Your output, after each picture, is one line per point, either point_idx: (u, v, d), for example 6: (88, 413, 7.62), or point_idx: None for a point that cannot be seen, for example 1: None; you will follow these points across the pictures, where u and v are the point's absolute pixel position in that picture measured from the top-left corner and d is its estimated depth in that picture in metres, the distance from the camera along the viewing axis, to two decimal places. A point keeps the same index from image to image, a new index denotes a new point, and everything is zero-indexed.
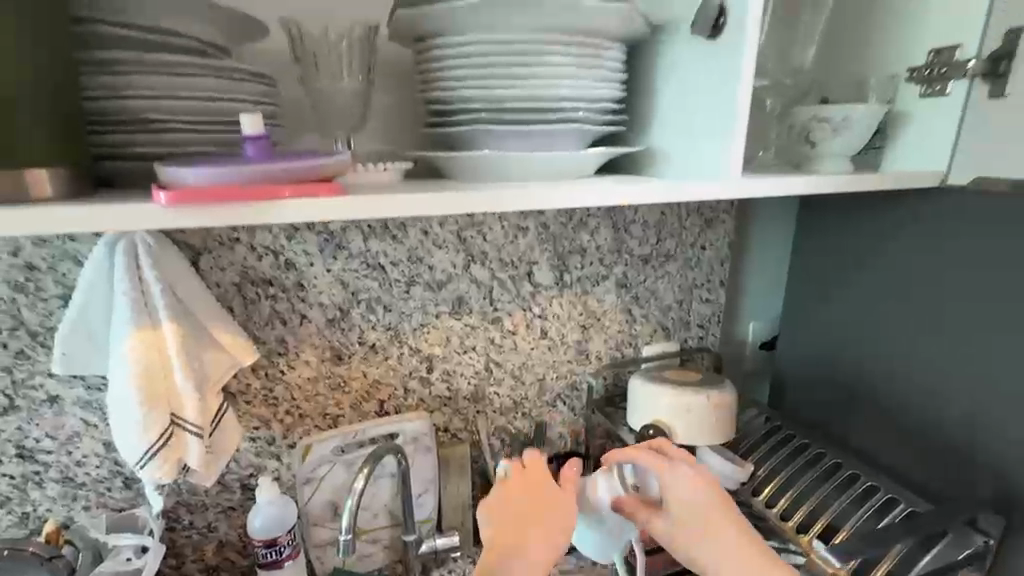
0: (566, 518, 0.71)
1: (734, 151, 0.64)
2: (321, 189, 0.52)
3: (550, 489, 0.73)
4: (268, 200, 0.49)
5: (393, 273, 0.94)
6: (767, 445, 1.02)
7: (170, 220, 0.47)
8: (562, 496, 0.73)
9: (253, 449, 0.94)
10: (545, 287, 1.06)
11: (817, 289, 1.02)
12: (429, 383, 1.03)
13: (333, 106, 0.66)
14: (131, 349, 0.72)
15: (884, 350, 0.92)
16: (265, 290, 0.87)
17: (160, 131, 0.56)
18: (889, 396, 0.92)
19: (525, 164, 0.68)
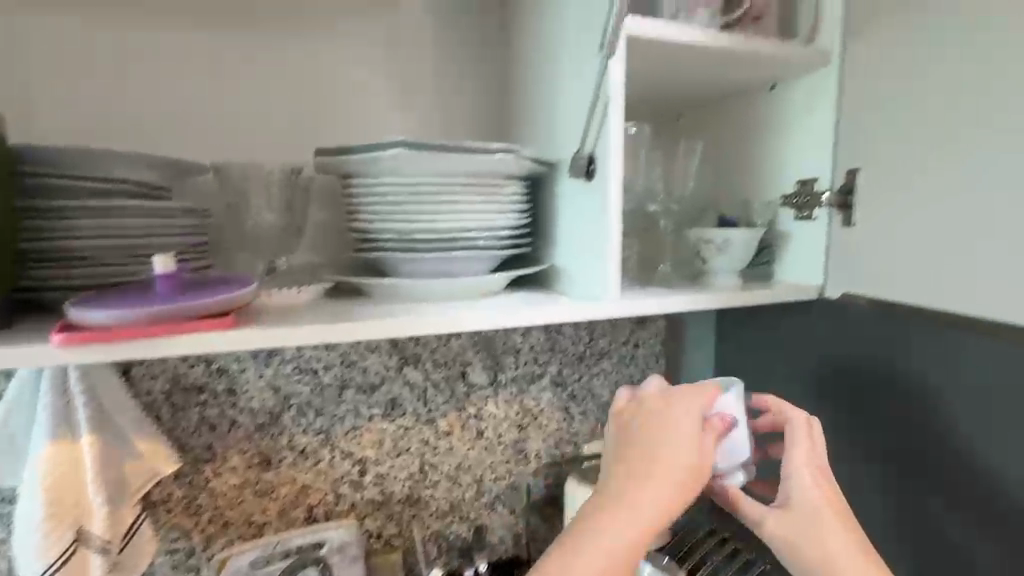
0: (672, 464, 0.65)
1: (613, 275, 0.69)
2: (216, 325, 0.57)
3: (658, 440, 0.66)
4: (163, 337, 0.54)
5: (325, 377, 0.97)
6: None
7: (77, 358, 0.52)
8: (671, 463, 0.65)
9: (170, 562, 0.91)
10: (479, 387, 1.09)
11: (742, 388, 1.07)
12: (361, 487, 1.02)
13: (257, 237, 0.75)
14: (44, 464, 0.73)
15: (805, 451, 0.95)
16: (195, 397, 0.90)
17: (87, 263, 0.62)
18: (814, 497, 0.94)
19: (432, 286, 0.76)
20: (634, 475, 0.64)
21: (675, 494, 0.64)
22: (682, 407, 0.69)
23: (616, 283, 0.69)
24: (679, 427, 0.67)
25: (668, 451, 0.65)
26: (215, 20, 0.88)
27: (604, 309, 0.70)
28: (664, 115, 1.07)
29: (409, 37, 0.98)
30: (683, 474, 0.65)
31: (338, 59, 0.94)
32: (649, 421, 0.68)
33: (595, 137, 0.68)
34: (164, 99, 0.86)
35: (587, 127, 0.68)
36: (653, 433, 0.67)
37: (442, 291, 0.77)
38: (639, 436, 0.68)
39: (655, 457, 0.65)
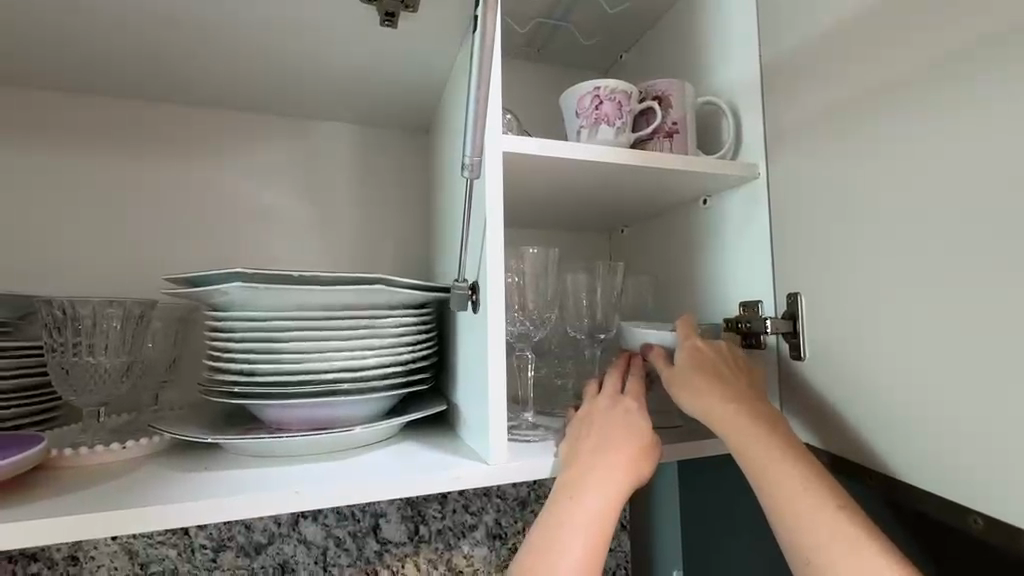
0: (624, 447, 0.59)
1: (496, 427, 0.57)
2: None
3: (616, 419, 0.62)
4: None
5: (197, 537, 0.81)
6: None
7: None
8: (624, 444, 0.59)
9: None
10: (395, 543, 0.91)
11: (716, 548, 0.94)
12: None
13: (90, 388, 0.61)
14: None
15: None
16: (25, 566, 0.74)
17: None
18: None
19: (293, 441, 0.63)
20: (584, 461, 0.58)
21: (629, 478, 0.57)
22: (634, 391, 0.66)
23: (501, 436, 0.57)
24: (637, 420, 0.62)
25: (621, 439, 0.60)
26: (128, 148, 0.87)
27: (484, 476, 0.58)
28: (603, 228, 1.02)
29: (333, 158, 0.97)
30: (629, 455, 0.58)
31: (254, 180, 0.92)
32: (602, 405, 0.64)
33: (474, 266, 0.60)
34: (60, 226, 0.83)
35: (464, 255, 0.60)
36: (597, 407, 0.64)
37: (306, 444, 0.64)
38: (587, 409, 0.65)
39: (604, 437, 0.60)
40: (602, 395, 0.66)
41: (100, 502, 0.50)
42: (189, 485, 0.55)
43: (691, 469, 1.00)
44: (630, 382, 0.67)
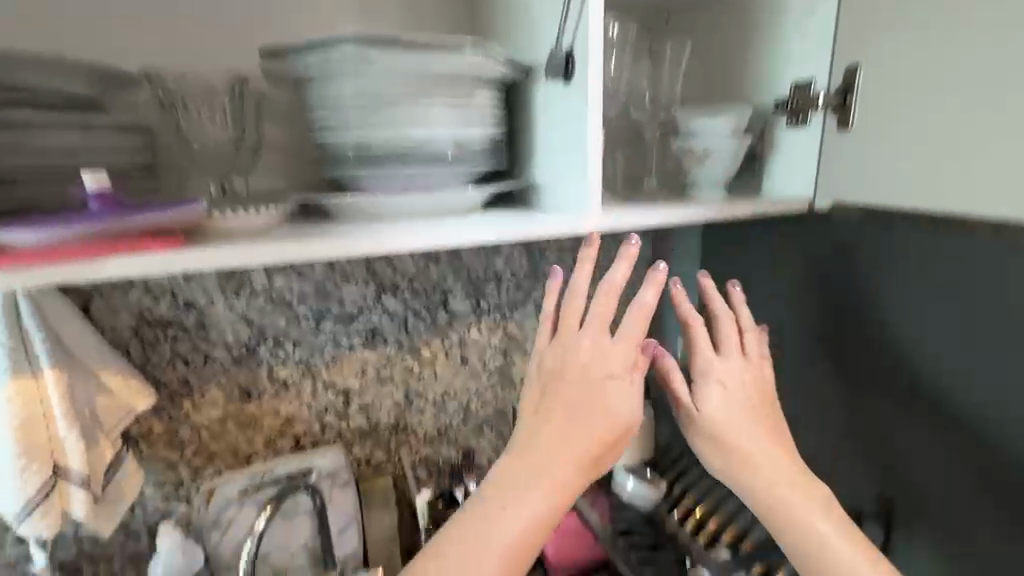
0: (598, 421, 0.65)
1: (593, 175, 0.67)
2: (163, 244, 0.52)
3: (590, 397, 0.66)
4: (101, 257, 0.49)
5: (301, 308, 0.95)
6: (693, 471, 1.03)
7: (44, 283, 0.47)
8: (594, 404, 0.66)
9: (160, 495, 0.92)
10: (461, 314, 1.07)
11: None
12: (347, 416, 1.02)
13: (209, 154, 0.68)
14: (7, 401, 0.70)
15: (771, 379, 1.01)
16: (163, 331, 0.87)
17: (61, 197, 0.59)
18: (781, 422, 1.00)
19: (404, 204, 0.69)
20: (552, 414, 0.66)
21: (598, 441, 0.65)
22: (614, 358, 0.68)
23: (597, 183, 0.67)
24: (620, 393, 0.67)
25: (590, 425, 0.65)
26: None
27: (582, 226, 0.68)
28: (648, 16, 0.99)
29: None
30: (598, 442, 0.65)
31: None
32: (577, 370, 0.67)
33: (572, 36, 0.65)
34: None
35: (561, 23, 0.64)
36: (573, 374, 0.67)
37: (415, 207, 0.69)
38: (559, 364, 0.68)
39: (569, 417, 0.65)
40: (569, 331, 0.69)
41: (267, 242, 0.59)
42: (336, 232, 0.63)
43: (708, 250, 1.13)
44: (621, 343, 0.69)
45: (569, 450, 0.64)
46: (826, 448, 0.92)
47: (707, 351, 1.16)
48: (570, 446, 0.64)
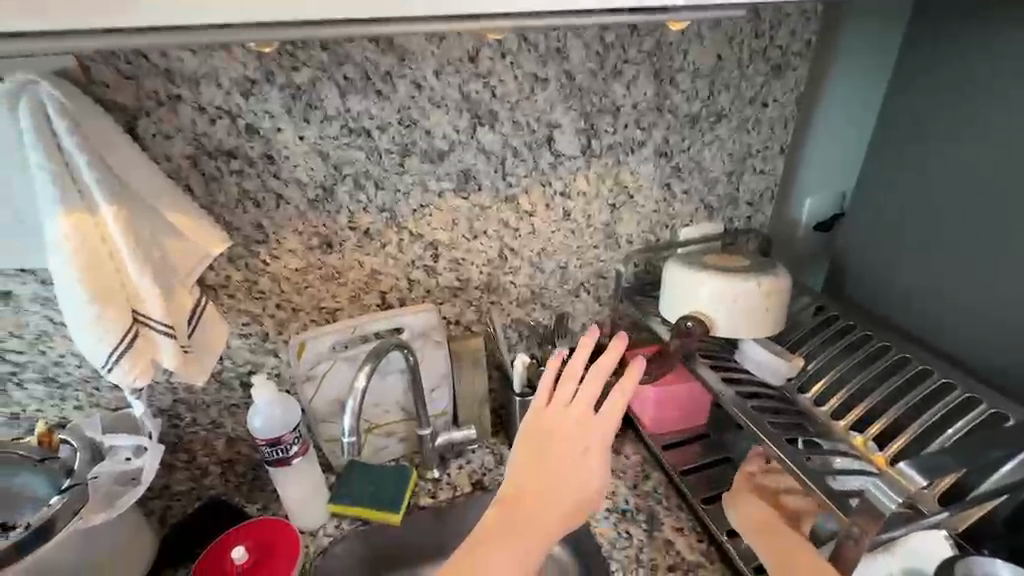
0: (570, 486, 0.68)
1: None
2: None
3: (572, 457, 0.69)
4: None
5: (382, 141, 0.77)
6: (833, 347, 0.89)
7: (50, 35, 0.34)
8: (574, 465, 0.69)
9: (247, 346, 0.85)
10: (568, 157, 0.88)
11: (912, 154, 0.86)
12: (436, 272, 0.90)
13: None
14: (66, 237, 0.59)
15: (956, 240, 0.81)
16: (227, 164, 0.72)
17: None
18: (956, 282, 0.81)
19: None
20: (539, 480, 0.68)
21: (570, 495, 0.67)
22: (604, 417, 0.71)
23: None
24: (599, 463, 0.69)
25: (572, 480, 0.68)
26: None
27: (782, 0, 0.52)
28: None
29: None
30: (578, 502, 0.67)
31: None
32: (570, 423, 0.71)
33: None
34: None
35: None
36: (564, 434, 0.70)
37: None
38: (554, 420, 0.71)
39: (562, 477, 0.68)
40: (567, 377, 0.73)
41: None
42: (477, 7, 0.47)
43: (916, 66, 0.84)
44: (610, 402, 0.71)
45: (548, 475, 0.68)
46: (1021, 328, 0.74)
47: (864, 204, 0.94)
48: (553, 480, 0.68)
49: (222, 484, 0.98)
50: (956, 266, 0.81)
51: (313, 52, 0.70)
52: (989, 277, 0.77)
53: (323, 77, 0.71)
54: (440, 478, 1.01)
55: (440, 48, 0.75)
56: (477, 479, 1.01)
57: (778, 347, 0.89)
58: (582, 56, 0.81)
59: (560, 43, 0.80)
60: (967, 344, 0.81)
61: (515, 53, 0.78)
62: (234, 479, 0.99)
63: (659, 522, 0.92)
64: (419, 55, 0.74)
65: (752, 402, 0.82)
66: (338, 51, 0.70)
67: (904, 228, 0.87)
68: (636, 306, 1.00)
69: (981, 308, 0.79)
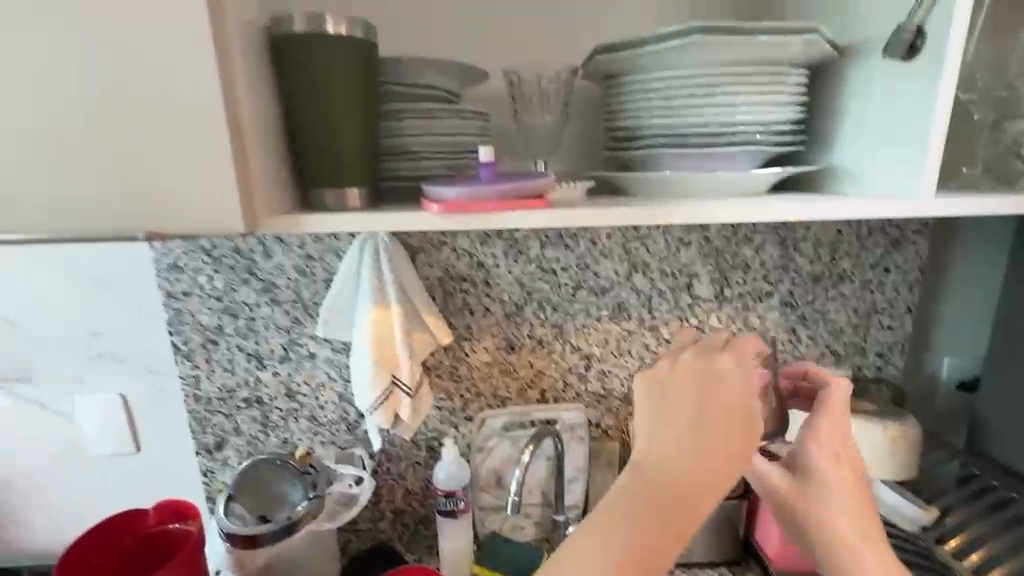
0: (703, 480, 0.58)
1: (932, 151, 0.63)
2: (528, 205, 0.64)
3: (700, 446, 0.59)
4: (495, 213, 0.63)
5: (563, 278, 1.07)
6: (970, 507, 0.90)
7: (434, 223, 0.63)
8: (732, 427, 0.60)
9: (439, 416, 1.13)
10: (703, 300, 1.10)
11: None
12: (586, 379, 1.13)
13: (540, 135, 0.81)
14: (370, 323, 0.95)
15: None
16: (460, 284, 1.07)
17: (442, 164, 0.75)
18: None
19: (718, 183, 0.71)
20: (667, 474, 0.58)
21: (729, 465, 0.59)
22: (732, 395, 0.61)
23: (936, 162, 0.63)
24: (727, 449, 0.59)
25: (704, 475, 0.58)
26: None
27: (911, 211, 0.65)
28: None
29: None
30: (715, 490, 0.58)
31: None
32: (693, 411, 0.60)
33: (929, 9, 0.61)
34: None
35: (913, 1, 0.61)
36: (686, 420, 0.60)
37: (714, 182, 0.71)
38: (671, 403, 0.62)
39: (693, 465, 0.58)
40: (720, 352, 0.64)
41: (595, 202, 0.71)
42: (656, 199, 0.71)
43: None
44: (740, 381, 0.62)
45: (682, 465, 0.58)
46: None
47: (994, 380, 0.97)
48: (688, 467, 0.58)
49: (391, 530, 1.22)
50: None
51: None
52: None
53: (531, 234, 1.06)
54: None
55: None
56: None
57: (910, 494, 0.93)
58: (719, 226, 1.07)
59: None
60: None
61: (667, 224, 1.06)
62: (401, 529, 1.21)
63: None
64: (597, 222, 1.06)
65: None
66: None
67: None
68: None
69: None
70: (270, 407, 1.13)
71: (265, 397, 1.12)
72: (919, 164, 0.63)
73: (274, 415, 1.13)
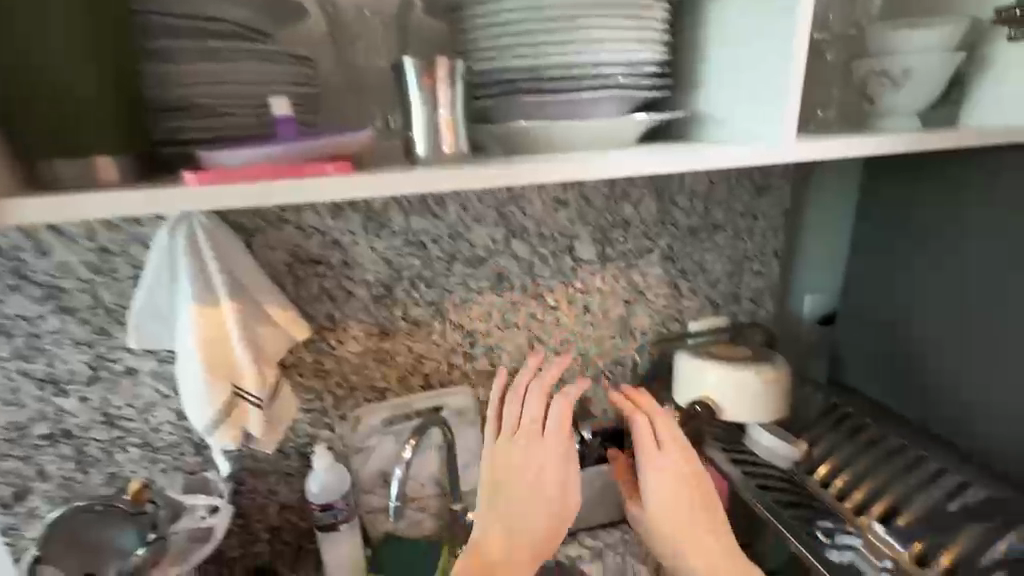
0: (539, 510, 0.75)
1: (794, 85, 0.59)
2: (334, 169, 0.53)
3: (529, 490, 0.75)
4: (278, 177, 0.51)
5: (434, 250, 0.97)
6: (839, 435, 0.96)
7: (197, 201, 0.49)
8: (537, 484, 0.75)
9: (309, 420, 0.99)
10: (586, 261, 1.05)
11: (897, 277, 0.98)
12: (472, 358, 1.05)
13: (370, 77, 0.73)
14: (194, 326, 0.77)
15: (934, 337, 0.92)
16: (313, 268, 0.92)
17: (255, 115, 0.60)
18: (943, 372, 0.91)
19: (581, 129, 0.64)
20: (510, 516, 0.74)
21: (540, 539, 0.74)
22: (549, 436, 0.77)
23: (798, 101, 0.60)
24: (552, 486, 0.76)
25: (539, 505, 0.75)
26: None
27: (779, 155, 0.62)
28: None
29: None
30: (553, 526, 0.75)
31: None
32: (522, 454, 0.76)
33: None
34: None
35: None
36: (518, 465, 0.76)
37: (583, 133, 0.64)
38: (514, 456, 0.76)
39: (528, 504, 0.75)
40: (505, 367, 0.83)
41: (438, 158, 0.59)
42: (510, 160, 0.62)
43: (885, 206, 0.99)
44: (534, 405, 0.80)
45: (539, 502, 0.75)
46: (987, 418, 0.86)
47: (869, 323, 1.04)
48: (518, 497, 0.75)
49: (269, 551, 1.07)
50: (939, 361, 0.92)
51: None
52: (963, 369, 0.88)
53: (393, 203, 0.93)
54: None
55: None
56: None
57: (784, 432, 0.96)
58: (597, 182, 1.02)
59: None
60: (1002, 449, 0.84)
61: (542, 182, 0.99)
62: (281, 548, 1.07)
63: None
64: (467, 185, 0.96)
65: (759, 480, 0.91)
66: None
67: (911, 341, 0.96)
68: None
69: (968, 401, 0.88)
70: (84, 440, 0.90)
71: (74, 429, 0.89)
72: (782, 104, 0.60)
73: (90, 449, 0.91)
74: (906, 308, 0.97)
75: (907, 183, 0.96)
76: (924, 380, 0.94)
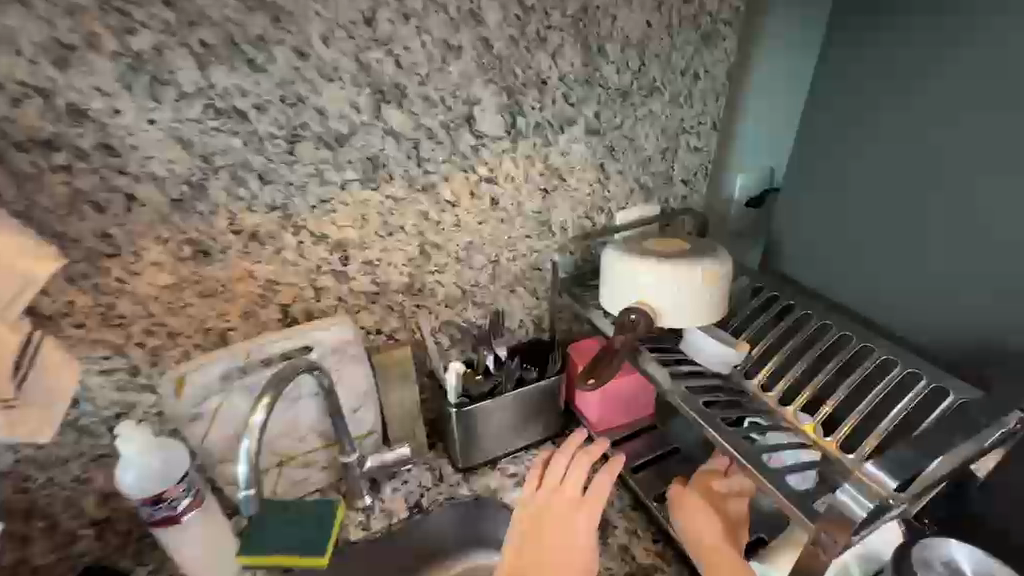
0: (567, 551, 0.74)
1: None
2: None
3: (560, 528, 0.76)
4: None
5: (262, 124, 0.64)
6: (776, 330, 0.85)
7: None
8: (573, 520, 0.77)
9: (112, 384, 0.70)
10: (491, 137, 0.78)
11: (859, 132, 0.85)
12: (346, 277, 0.78)
13: None
14: None
15: (874, 206, 0.84)
16: (49, 157, 0.57)
17: None
18: (878, 244, 0.83)
19: None
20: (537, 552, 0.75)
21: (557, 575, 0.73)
22: (592, 490, 0.79)
23: None
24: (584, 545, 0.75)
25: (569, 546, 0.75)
26: None
27: None
28: None
29: None
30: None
31: None
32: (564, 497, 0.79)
33: None
34: None
35: None
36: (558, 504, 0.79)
37: None
38: (554, 499, 0.80)
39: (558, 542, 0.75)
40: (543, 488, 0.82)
41: None
42: None
43: (859, 32, 0.83)
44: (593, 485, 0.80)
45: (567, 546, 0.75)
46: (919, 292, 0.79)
47: (818, 188, 0.92)
48: (549, 534, 0.76)
49: (100, 547, 0.79)
50: (876, 232, 0.83)
51: (151, 8, 0.56)
52: (900, 240, 0.81)
53: (170, 42, 0.57)
54: (372, 505, 0.90)
55: (327, 8, 0.62)
56: (415, 503, 0.90)
57: (723, 335, 0.84)
58: (500, 19, 0.72)
59: (473, 4, 0.70)
60: (931, 318, 0.78)
61: (421, 16, 0.67)
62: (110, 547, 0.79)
63: (612, 526, 0.87)
64: (300, 17, 0.61)
65: (689, 385, 0.80)
66: (186, 8, 0.57)
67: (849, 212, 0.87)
68: (575, 299, 0.91)
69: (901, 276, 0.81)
70: None
71: None
72: None
73: None
74: (860, 163, 0.85)
75: (871, 24, 0.82)
76: (865, 251, 0.85)
